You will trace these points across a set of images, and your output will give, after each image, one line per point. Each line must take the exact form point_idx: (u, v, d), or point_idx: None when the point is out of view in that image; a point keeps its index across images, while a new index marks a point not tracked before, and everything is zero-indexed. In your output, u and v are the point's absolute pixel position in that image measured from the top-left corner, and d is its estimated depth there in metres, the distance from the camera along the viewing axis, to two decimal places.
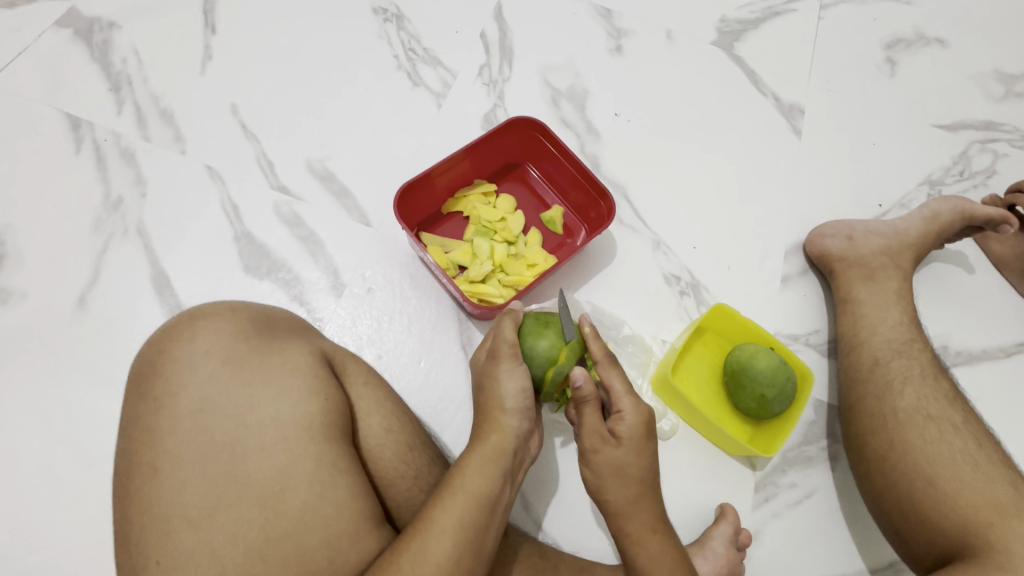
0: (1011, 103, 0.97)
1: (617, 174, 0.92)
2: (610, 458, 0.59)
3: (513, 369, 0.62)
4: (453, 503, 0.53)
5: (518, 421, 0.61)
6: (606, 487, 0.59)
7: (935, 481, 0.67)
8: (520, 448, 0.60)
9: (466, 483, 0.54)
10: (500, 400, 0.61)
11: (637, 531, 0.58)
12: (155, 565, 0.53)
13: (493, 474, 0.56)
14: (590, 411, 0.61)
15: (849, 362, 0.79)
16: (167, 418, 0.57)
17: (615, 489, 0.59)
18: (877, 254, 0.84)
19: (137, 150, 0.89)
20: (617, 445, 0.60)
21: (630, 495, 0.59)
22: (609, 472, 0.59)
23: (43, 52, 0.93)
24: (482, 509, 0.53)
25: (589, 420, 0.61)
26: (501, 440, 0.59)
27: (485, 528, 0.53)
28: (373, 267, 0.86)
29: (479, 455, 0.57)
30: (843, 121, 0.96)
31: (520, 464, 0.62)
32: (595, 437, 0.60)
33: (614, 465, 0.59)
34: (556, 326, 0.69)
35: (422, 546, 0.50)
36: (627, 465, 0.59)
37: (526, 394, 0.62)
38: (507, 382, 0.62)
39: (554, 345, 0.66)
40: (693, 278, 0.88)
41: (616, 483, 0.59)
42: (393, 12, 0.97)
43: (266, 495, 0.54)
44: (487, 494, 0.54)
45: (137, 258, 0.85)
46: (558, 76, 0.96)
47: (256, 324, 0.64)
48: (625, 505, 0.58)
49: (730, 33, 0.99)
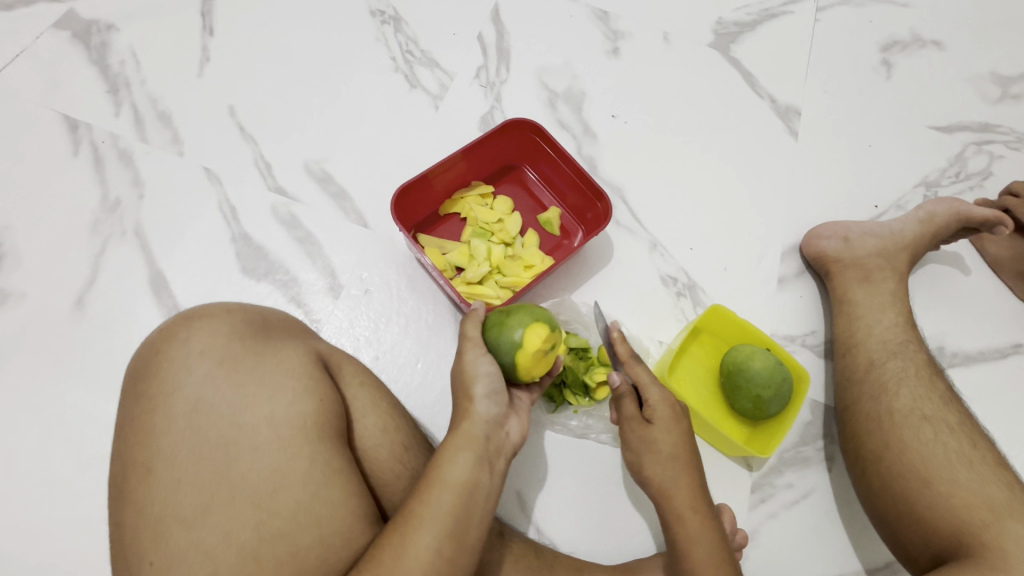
0: (1007, 105, 0.97)
1: (614, 176, 0.92)
2: (644, 436, 0.63)
3: (478, 356, 0.64)
4: (432, 496, 0.53)
5: (489, 408, 0.61)
6: (644, 465, 0.62)
7: (930, 482, 0.67)
8: (494, 434, 0.60)
9: (444, 475, 0.54)
10: (467, 388, 0.62)
11: (681, 509, 0.59)
12: (149, 565, 0.53)
13: (469, 463, 0.55)
14: (627, 402, 0.65)
15: (845, 363, 0.79)
16: (162, 417, 0.57)
17: (652, 465, 0.62)
18: (873, 255, 0.84)
19: (136, 152, 0.90)
20: (649, 425, 0.63)
21: (671, 471, 0.61)
22: (644, 448, 0.63)
23: (42, 55, 0.93)
24: (463, 501, 0.53)
25: (627, 410, 0.65)
26: (471, 427, 0.59)
27: (467, 520, 0.53)
28: (370, 269, 0.86)
29: (453, 445, 0.57)
30: (840, 123, 0.97)
31: (501, 451, 0.60)
32: (632, 421, 0.64)
33: (653, 441, 0.62)
34: (521, 311, 0.67)
35: (406, 539, 0.50)
36: (659, 442, 0.62)
37: (493, 378, 0.63)
38: (474, 366, 0.63)
39: (517, 330, 0.65)
40: (690, 280, 0.88)
41: (654, 458, 0.62)
42: (391, 14, 0.97)
43: (259, 495, 0.54)
44: (467, 486, 0.54)
45: (135, 259, 0.85)
46: (556, 78, 0.96)
47: (251, 325, 0.64)
48: (665, 482, 0.61)
49: (726, 35, 1.00)
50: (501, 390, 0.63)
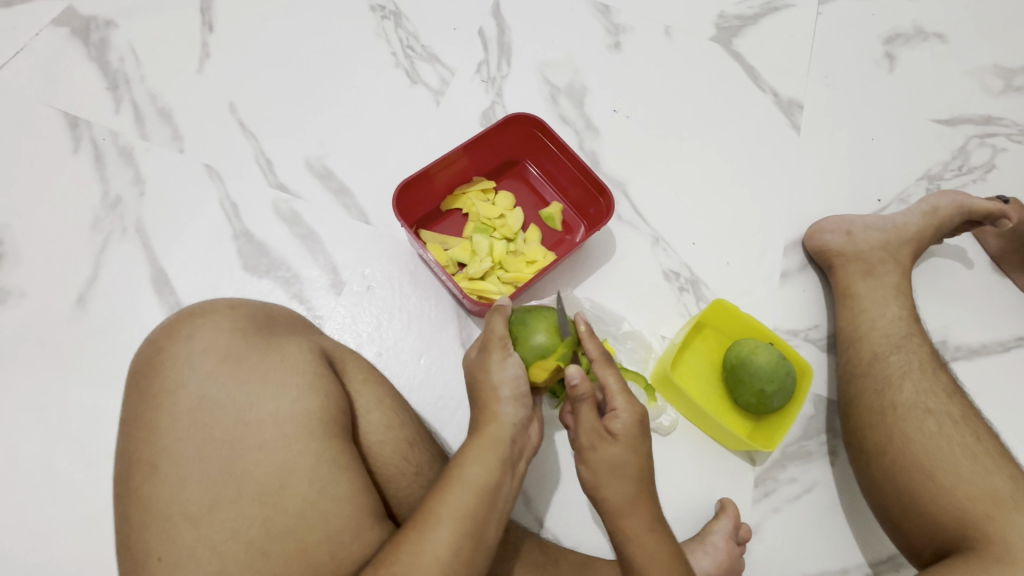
0: (1010, 98, 0.97)
1: (616, 170, 0.92)
2: (608, 456, 0.59)
3: (504, 360, 0.62)
4: (451, 496, 0.53)
5: (514, 410, 0.60)
6: (601, 484, 0.59)
7: (934, 475, 0.67)
8: (519, 436, 0.60)
9: (463, 474, 0.54)
10: (493, 390, 0.61)
11: (635, 530, 0.57)
12: (156, 562, 0.53)
13: (492, 465, 0.56)
14: (584, 412, 0.61)
15: (848, 357, 0.79)
16: (168, 415, 0.57)
17: (612, 486, 0.59)
18: (876, 249, 0.84)
19: (136, 149, 0.89)
20: (613, 441, 0.59)
21: (628, 492, 0.58)
22: (607, 469, 0.59)
23: (40, 51, 0.93)
24: (482, 500, 0.53)
25: (586, 418, 0.61)
26: (498, 430, 0.58)
27: (483, 519, 0.53)
28: (372, 265, 0.86)
29: (474, 447, 0.57)
30: (843, 116, 0.96)
31: (522, 452, 0.61)
32: (591, 434, 0.61)
33: (614, 462, 0.59)
34: (525, 341, 0.66)
35: (421, 537, 0.50)
36: (625, 462, 0.59)
37: (521, 381, 0.61)
38: (501, 371, 0.61)
39: (533, 351, 0.65)
40: (693, 275, 0.88)
41: (614, 480, 0.59)
42: (391, 9, 0.96)
43: (267, 492, 0.55)
44: (488, 487, 0.54)
45: (138, 256, 0.85)
46: (557, 73, 0.96)
47: (255, 322, 0.64)
48: (620, 502, 0.58)
49: (729, 29, 0.99)
50: (527, 393, 0.62)
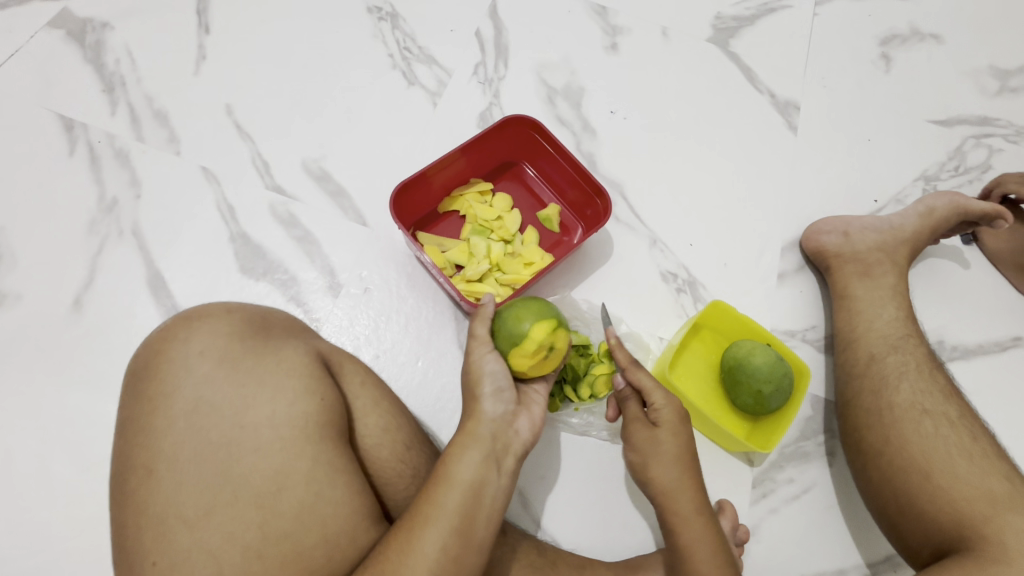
0: (1005, 98, 0.97)
1: (613, 171, 0.92)
2: (653, 440, 0.63)
3: (484, 356, 0.63)
4: (439, 496, 0.53)
5: (495, 407, 0.60)
6: (651, 466, 0.62)
7: (931, 475, 0.67)
8: (502, 431, 0.59)
9: (450, 473, 0.54)
10: (474, 388, 0.61)
11: (684, 512, 0.60)
12: (152, 565, 0.53)
13: (475, 461, 0.55)
14: (631, 404, 0.66)
15: (845, 358, 0.79)
16: (163, 418, 0.57)
17: (660, 468, 0.62)
18: (873, 250, 0.84)
19: (132, 151, 0.89)
20: (655, 428, 0.63)
21: (677, 475, 0.61)
22: (653, 452, 0.62)
23: (35, 53, 0.92)
24: (468, 498, 0.53)
25: (631, 410, 0.66)
26: (478, 426, 0.58)
27: (471, 518, 0.52)
28: (370, 267, 0.86)
29: (459, 444, 0.57)
30: (839, 117, 0.96)
31: (509, 448, 0.59)
32: (636, 422, 0.65)
33: (660, 446, 0.62)
34: (501, 332, 0.65)
35: (410, 539, 0.50)
36: (669, 446, 0.62)
37: (499, 376, 0.62)
38: (480, 366, 0.62)
39: (509, 341, 0.64)
40: (691, 276, 0.88)
41: (663, 463, 0.62)
42: (387, 11, 0.96)
43: (263, 495, 0.54)
44: (473, 483, 0.54)
45: (133, 259, 0.85)
46: (554, 74, 0.96)
47: (251, 325, 0.64)
48: (668, 487, 0.61)
49: (725, 30, 0.99)
50: (509, 391, 0.62)
